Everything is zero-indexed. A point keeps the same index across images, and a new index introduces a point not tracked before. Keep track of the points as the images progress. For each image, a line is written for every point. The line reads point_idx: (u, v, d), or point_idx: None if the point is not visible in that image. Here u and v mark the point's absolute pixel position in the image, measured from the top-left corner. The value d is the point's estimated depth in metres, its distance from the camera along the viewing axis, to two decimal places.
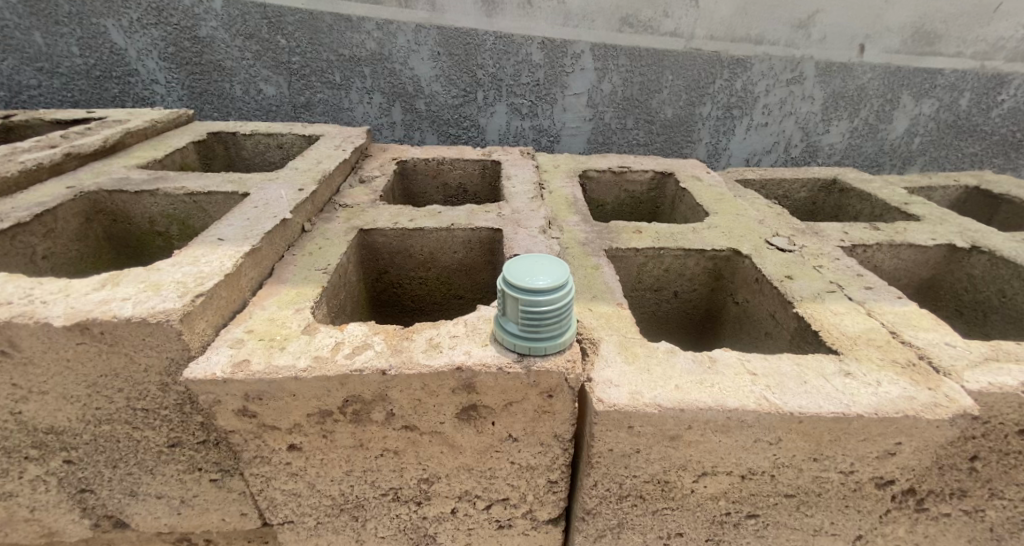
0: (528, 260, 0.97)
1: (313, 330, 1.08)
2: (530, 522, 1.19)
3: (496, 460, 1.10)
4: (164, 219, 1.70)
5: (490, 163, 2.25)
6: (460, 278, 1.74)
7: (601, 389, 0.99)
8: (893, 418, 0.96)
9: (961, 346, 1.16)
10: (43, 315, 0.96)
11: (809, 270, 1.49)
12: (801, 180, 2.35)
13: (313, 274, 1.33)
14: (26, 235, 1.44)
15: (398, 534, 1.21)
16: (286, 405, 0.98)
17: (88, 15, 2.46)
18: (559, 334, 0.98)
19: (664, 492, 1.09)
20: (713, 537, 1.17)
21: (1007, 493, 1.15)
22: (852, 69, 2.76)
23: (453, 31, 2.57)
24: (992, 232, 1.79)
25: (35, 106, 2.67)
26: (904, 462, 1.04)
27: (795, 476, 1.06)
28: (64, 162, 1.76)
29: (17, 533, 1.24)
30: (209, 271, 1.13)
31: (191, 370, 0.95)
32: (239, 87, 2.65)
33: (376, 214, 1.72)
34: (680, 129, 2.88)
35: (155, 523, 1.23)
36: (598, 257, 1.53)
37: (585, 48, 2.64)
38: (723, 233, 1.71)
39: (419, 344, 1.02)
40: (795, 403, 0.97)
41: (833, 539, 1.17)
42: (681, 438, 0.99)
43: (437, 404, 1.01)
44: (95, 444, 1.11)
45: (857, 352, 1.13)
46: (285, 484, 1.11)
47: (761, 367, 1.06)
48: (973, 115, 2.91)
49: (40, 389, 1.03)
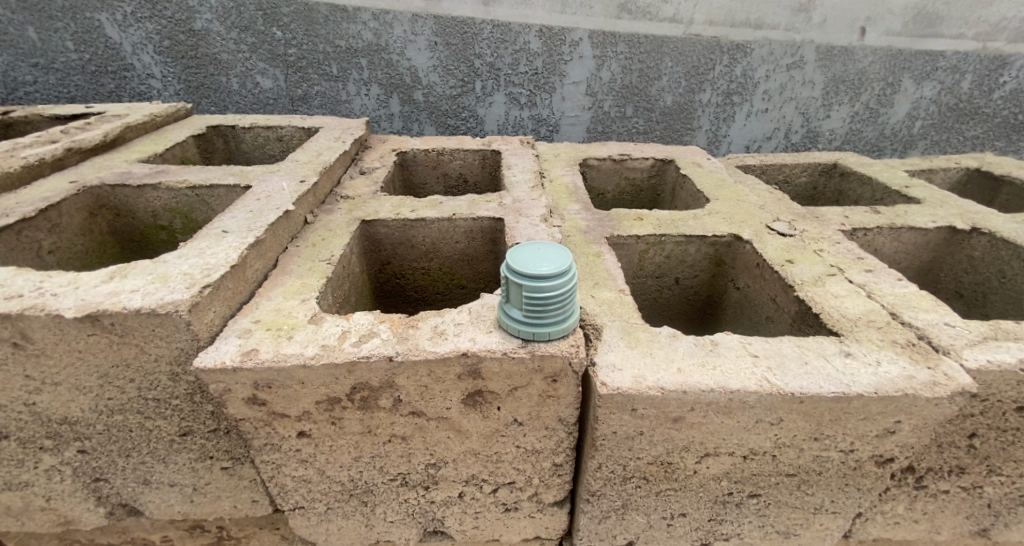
0: (532, 247, 0.98)
1: (319, 320, 1.09)
2: (535, 504, 1.22)
3: (501, 445, 1.12)
4: (167, 213, 1.71)
5: (490, 153, 2.25)
6: (462, 268, 1.75)
7: (604, 374, 1.00)
8: (893, 396, 0.97)
9: (961, 325, 1.17)
10: (55, 307, 0.97)
11: (810, 254, 1.50)
12: (802, 165, 2.35)
13: (317, 265, 1.34)
14: (32, 230, 1.45)
15: (407, 517, 1.24)
16: (295, 393, 1.00)
17: (80, 9, 2.44)
18: (564, 318, 0.99)
19: (667, 473, 1.11)
20: (716, 517, 1.20)
21: (1005, 470, 1.17)
22: (853, 53, 2.75)
23: (450, 19, 2.55)
24: (992, 214, 1.79)
25: (32, 102, 2.67)
26: (904, 440, 1.05)
27: (796, 456, 1.07)
28: (65, 157, 1.77)
29: (33, 522, 1.26)
30: (215, 262, 1.14)
31: (202, 360, 0.97)
32: (236, 81, 2.64)
33: (378, 205, 1.72)
34: (679, 117, 2.87)
35: (169, 510, 1.26)
36: (599, 245, 1.54)
37: (584, 35, 2.63)
38: (723, 219, 1.72)
39: (424, 332, 1.04)
40: (796, 384, 0.98)
41: (834, 517, 1.19)
42: (683, 419, 1.01)
43: (444, 390, 1.03)
44: (107, 434, 1.13)
45: (858, 334, 1.15)
46: (295, 470, 1.13)
47: (763, 350, 1.07)
48: (974, 97, 2.89)
49: (53, 380, 1.04)
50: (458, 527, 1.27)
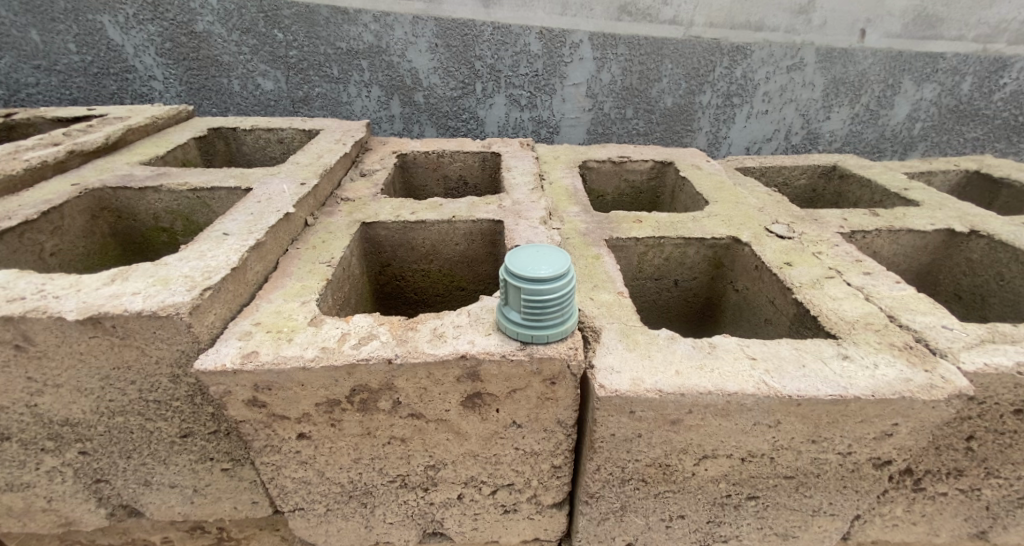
0: (531, 250, 0.99)
1: (319, 322, 1.10)
2: (534, 506, 1.22)
3: (500, 447, 1.12)
4: (169, 215, 1.71)
5: (490, 155, 2.26)
6: (462, 270, 1.75)
7: (602, 376, 1.01)
8: (890, 399, 0.97)
9: (958, 328, 1.17)
10: (57, 309, 0.98)
11: (809, 256, 1.51)
12: (802, 167, 2.36)
13: (317, 267, 1.35)
14: (34, 232, 1.45)
15: (406, 519, 1.25)
16: (295, 394, 1.01)
17: (83, 11, 2.45)
18: (562, 321, 1.00)
19: (665, 475, 1.11)
20: (714, 519, 1.20)
21: (1004, 472, 1.18)
22: (853, 54, 2.75)
23: (451, 21, 2.56)
24: (992, 216, 1.79)
25: (34, 104, 2.68)
26: (901, 443, 1.05)
27: (794, 458, 1.08)
28: (67, 159, 1.78)
29: (34, 523, 1.27)
30: (215, 265, 1.15)
31: (203, 362, 0.97)
32: (237, 83, 2.65)
33: (379, 207, 1.73)
34: (679, 119, 2.88)
35: (170, 511, 1.26)
36: (598, 247, 1.55)
37: (584, 37, 2.63)
38: (723, 221, 1.72)
39: (423, 335, 1.04)
40: (793, 386, 0.99)
41: (833, 519, 1.19)
42: (681, 422, 1.01)
43: (443, 392, 1.03)
44: (109, 435, 1.14)
45: (856, 336, 1.15)
46: (295, 472, 1.14)
47: (761, 352, 1.08)
48: (975, 99, 2.89)
49: (55, 382, 1.05)
50: (457, 529, 1.27)
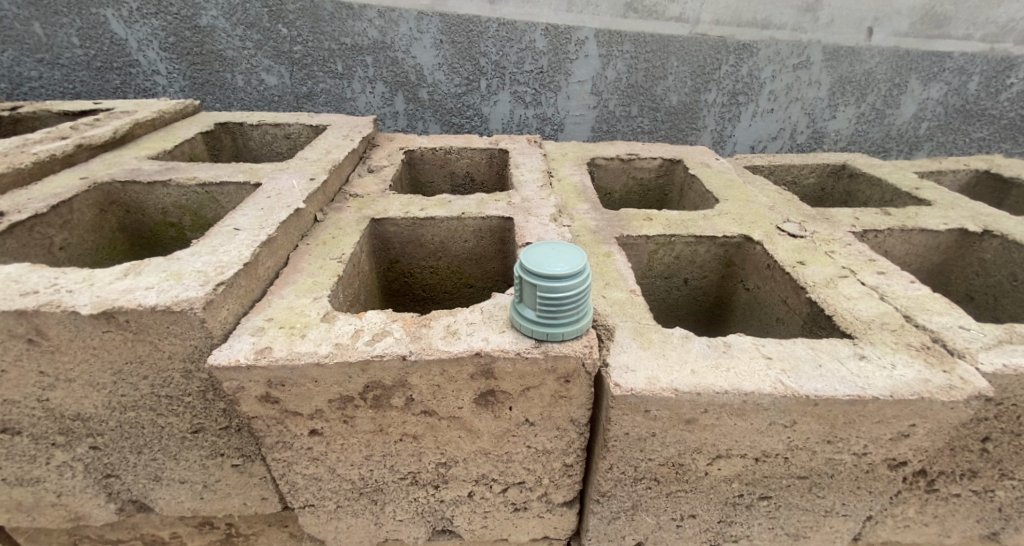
0: (547, 247, 0.98)
1: (332, 318, 1.09)
2: (545, 505, 1.22)
3: (512, 445, 1.11)
4: (177, 210, 1.70)
5: (497, 152, 2.25)
6: (471, 267, 1.74)
7: (617, 375, 1.00)
8: (909, 400, 0.97)
9: (975, 329, 1.16)
10: (71, 303, 0.97)
11: (822, 255, 1.50)
12: (811, 165, 2.34)
13: (328, 263, 1.34)
14: (43, 226, 1.45)
15: (416, 516, 1.24)
16: (309, 391, 1.00)
17: (87, 4, 2.44)
18: (577, 319, 0.99)
19: (678, 475, 1.11)
20: (725, 519, 1.19)
21: (1017, 473, 1.17)
22: (860, 53, 2.74)
23: (456, 17, 2.54)
24: (1004, 217, 1.78)
25: (37, 98, 2.67)
26: (918, 444, 1.04)
27: (808, 458, 1.07)
28: (74, 153, 1.77)
29: (44, 517, 1.27)
30: (228, 260, 1.14)
31: (216, 357, 0.97)
32: (241, 78, 2.64)
33: (387, 203, 1.72)
34: (685, 117, 2.87)
35: (179, 507, 1.26)
36: (609, 245, 1.54)
37: (589, 34, 2.62)
38: (733, 219, 1.71)
39: (437, 332, 1.04)
40: (811, 387, 0.98)
41: (844, 520, 1.18)
42: (696, 421, 1.01)
43: (456, 390, 1.02)
44: (120, 430, 1.13)
45: (872, 336, 1.14)
46: (306, 468, 1.13)
47: (776, 351, 1.07)
48: (982, 99, 2.88)
49: (67, 376, 1.04)
50: (467, 527, 1.27)
